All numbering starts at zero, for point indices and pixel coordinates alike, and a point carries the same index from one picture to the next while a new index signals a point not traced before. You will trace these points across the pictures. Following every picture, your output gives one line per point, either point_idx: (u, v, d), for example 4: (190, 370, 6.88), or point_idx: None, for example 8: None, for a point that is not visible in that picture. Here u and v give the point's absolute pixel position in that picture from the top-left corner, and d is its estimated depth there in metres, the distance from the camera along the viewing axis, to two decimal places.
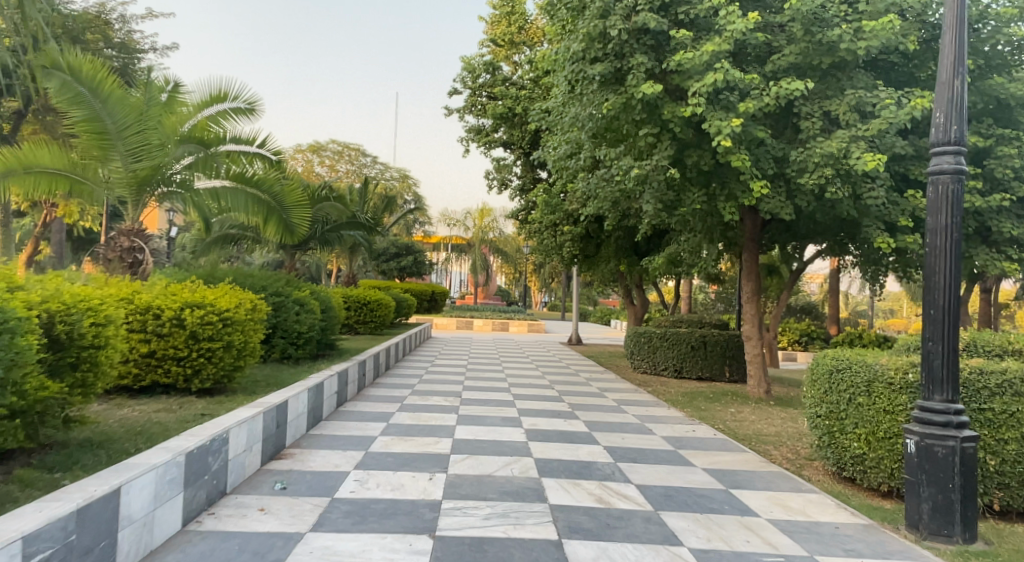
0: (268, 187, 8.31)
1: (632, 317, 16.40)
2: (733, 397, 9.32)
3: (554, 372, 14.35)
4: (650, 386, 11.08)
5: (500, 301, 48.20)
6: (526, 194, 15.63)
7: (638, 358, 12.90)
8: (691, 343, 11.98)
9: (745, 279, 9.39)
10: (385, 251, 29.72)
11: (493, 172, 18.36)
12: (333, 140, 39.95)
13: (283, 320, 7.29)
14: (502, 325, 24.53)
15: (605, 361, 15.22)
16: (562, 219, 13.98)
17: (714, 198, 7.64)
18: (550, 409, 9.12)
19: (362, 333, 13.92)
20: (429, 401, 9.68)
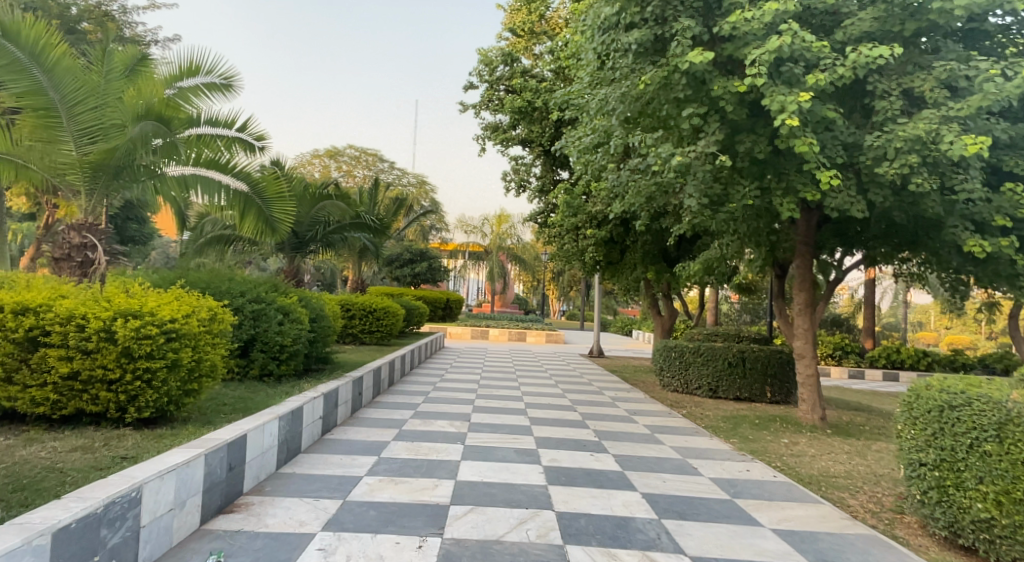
0: (244, 176, 7.78)
1: (660, 330, 15.14)
2: (783, 424, 8.08)
3: (575, 388, 13.13)
4: (683, 407, 9.88)
5: (517, 309, 47.11)
6: (546, 195, 14.58)
7: (667, 375, 11.68)
8: (728, 360, 10.78)
9: (798, 290, 8.21)
10: (399, 257, 28.83)
11: (509, 173, 17.37)
12: (350, 145, 39.35)
13: (262, 331, 6.27)
14: (518, 335, 23.36)
15: (631, 377, 13.98)
16: (584, 222, 12.91)
17: (768, 193, 6.50)
18: (571, 437, 7.92)
19: (368, 343, 12.90)
20: (434, 424, 8.52)
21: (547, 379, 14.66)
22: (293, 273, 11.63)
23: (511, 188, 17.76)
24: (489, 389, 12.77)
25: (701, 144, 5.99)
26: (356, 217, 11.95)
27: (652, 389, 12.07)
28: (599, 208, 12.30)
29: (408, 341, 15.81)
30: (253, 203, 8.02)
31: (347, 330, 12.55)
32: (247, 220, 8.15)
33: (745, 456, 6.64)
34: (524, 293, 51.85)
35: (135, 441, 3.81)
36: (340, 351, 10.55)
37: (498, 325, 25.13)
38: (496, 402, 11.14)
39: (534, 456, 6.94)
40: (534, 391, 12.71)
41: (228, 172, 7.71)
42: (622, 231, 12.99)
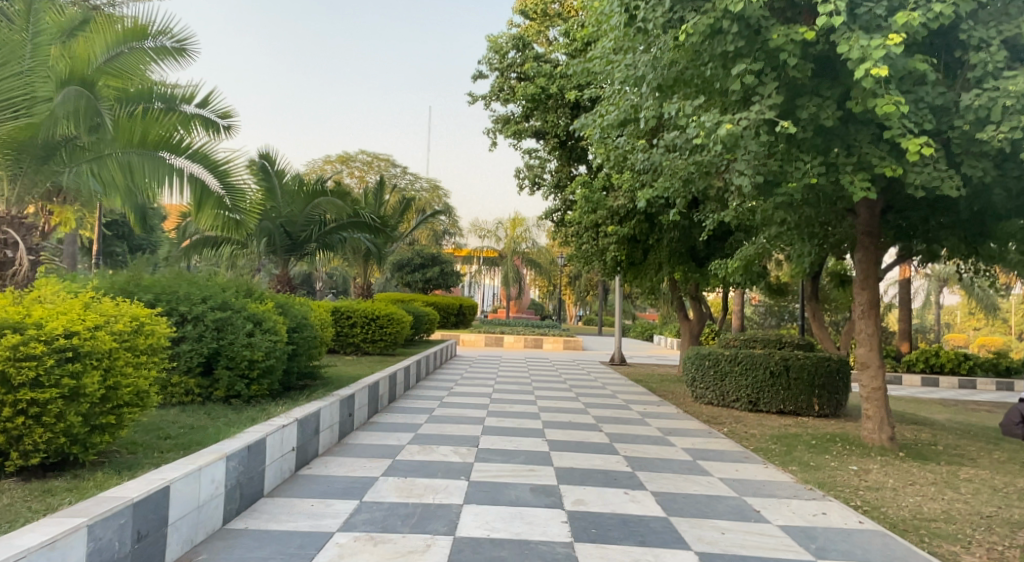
0: (198, 156, 6.94)
1: (688, 336, 13.93)
2: (845, 446, 6.82)
3: (595, 398, 11.88)
4: (721, 423, 8.67)
5: (533, 315, 46.06)
6: (562, 191, 13.54)
7: (700, 386, 10.47)
8: (770, 368, 9.60)
9: (858, 290, 7.00)
10: (410, 262, 27.96)
11: (522, 170, 16.38)
12: (362, 150, 38.78)
13: (227, 344, 5.25)
14: (535, 342, 22.25)
15: (658, 387, 12.72)
16: (605, 217, 11.73)
17: (834, 170, 5.37)
18: (597, 460, 6.72)
19: (371, 353, 11.87)
20: (431, 444, 7.25)
21: (564, 388, 13.41)
22: (287, 278, 10.60)
23: (524, 187, 16.72)
24: (500, 399, 11.56)
25: (753, 110, 4.91)
26: (354, 215, 10.96)
27: (681, 402, 10.85)
28: (621, 202, 11.18)
29: (414, 348, 14.71)
30: (211, 190, 7.09)
31: (349, 338, 11.58)
32: (207, 211, 7.18)
33: (819, 492, 5.24)
34: (541, 298, 50.78)
35: (13, 498, 2.83)
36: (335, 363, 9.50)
37: (513, 330, 23.99)
38: (506, 414, 9.84)
39: (556, 495, 5.32)
40: (550, 400, 11.47)
41: (180, 153, 6.87)
42: (646, 228, 11.78)
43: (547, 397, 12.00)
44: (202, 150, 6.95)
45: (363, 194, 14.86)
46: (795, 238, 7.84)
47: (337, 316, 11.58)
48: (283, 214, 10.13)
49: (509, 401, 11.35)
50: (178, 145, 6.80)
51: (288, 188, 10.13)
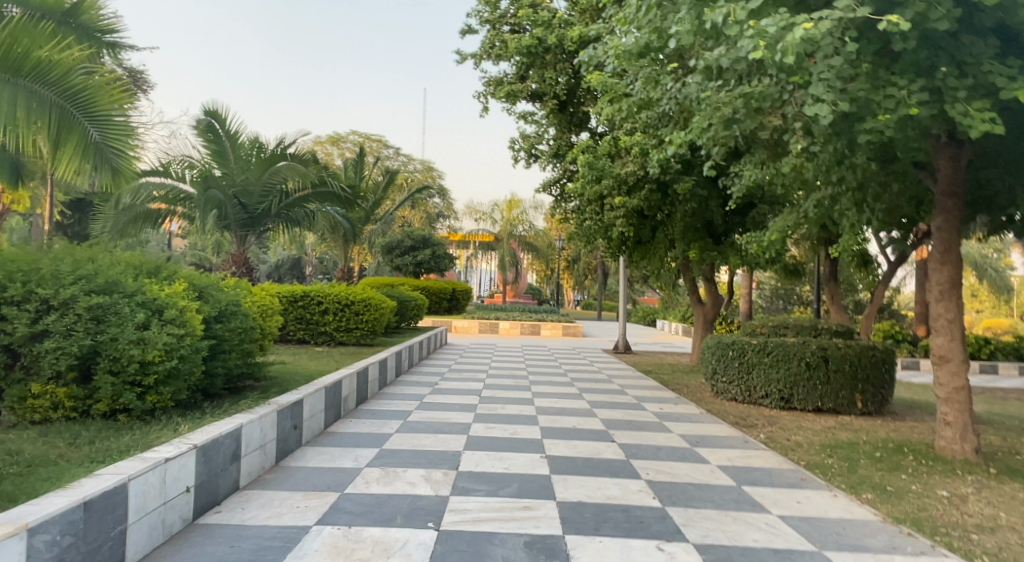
0: (48, 76, 5.50)
1: (702, 322, 12.54)
2: (920, 462, 5.39)
3: (599, 392, 10.47)
4: (752, 426, 7.29)
5: (530, 299, 44.64)
6: (561, 159, 12.08)
7: (721, 380, 9.05)
8: (806, 361, 8.23)
9: (937, 265, 5.49)
10: (399, 245, 26.48)
11: (518, 141, 14.94)
12: (351, 131, 37.13)
13: (109, 338, 3.86)
14: (532, 328, 20.89)
15: (669, 379, 11.34)
16: (611, 188, 10.26)
17: (938, 99, 3.96)
18: (608, 482, 5.26)
19: (347, 344, 10.45)
20: (393, 458, 5.71)
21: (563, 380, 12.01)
22: (244, 258, 9.09)
23: (519, 160, 15.28)
24: (491, 393, 10.13)
25: (836, 7, 3.48)
26: (322, 183, 9.49)
27: (697, 398, 9.49)
28: (630, 169, 9.68)
29: (398, 336, 13.24)
30: (74, 120, 5.65)
31: (321, 328, 10.17)
32: (65, 152, 5.68)
33: (923, 541, 3.75)
34: (538, 283, 49.49)
35: None
36: (296, 358, 8.04)
37: (509, 316, 22.62)
38: (496, 414, 8.38)
39: (560, 560, 3.58)
40: (547, 396, 10.02)
41: (21, 73, 5.37)
42: (659, 201, 10.27)
43: (544, 391, 10.57)
44: (53, 69, 5.51)
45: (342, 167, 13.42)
46: (849, 203, 6.41)
47: (306, 302, 10.13)
48: (237, 182, 8.70)
49: (501, 396, 9.88)
50: (18, 61, 5.32)
51: (242, 152, 8.66)
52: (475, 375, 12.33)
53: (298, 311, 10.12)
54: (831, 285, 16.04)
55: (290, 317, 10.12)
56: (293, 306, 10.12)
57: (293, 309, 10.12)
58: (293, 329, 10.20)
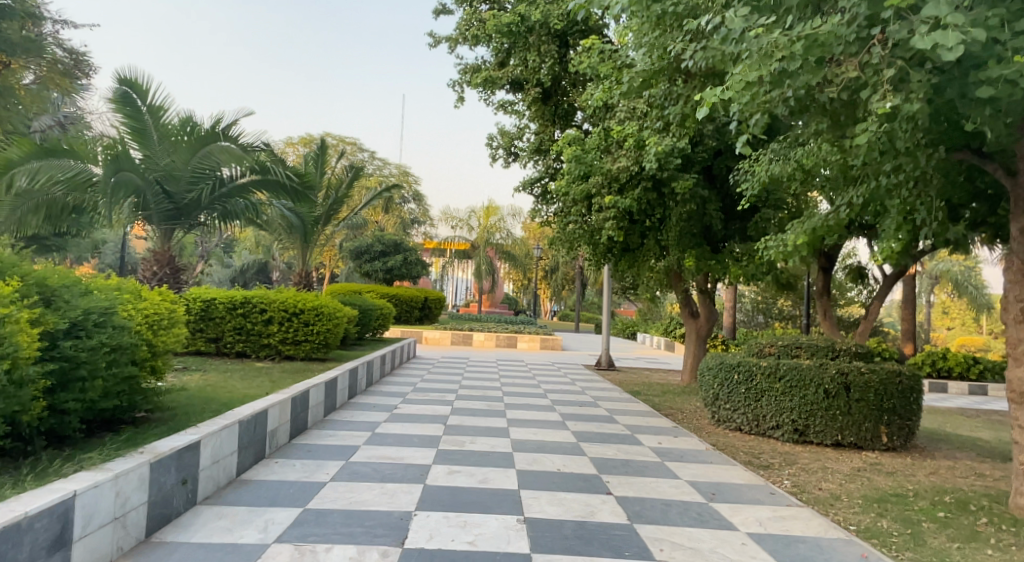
0: None
1: (694, 338, 11.41)
2: (1001, 529, 4.22)
3: (583, 415, 9.20)
4: (769, 467, 6.09)
5: (506, 310, 43.44)
6: (544, 156, 10.89)
7: (724, 407, 7.87)
8: (825, 388, 7.08)
9: (1019, 278, 4.41)
10: (369, 249, 25.02)
11: (497, 138, 13.81)
12: (325, 132, 35.46)
13: None
14: (507, 340, 19.61)
15: (659, 401, 10.16)
16: (602, 187, 9.10)
17: None
18: (606, 556, 3.91)
19: (294, 359, 9.05)
20: (323, 516, 4.34)
21: (542, 399, 10.72)
22: (169, 258, 7.61)
23: (497, 158, 14.09)
24: (459, 415, 8.81)
25: None
26: (264, 169, 8.08)
27: (696, 426, 8.31)
28: (623, 163, 8.47)
29: (357, 348, 11.83)
30: None
31: (264, 340, 8.77)
32: None
33: None
34: (514, 293, 48.32)
35: None
36: (217, 380, 6.58)
37: (483, 327, 21.31)
38: (463, 443, 7.05)
39: None
40: (523, 420, 8.72)
41: None
42: (655, 201, 9.12)
43: (520, 413, 9.27)
44: None
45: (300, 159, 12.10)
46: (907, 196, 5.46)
47: (248, 309, 8.72)
48: (161, 166, 7.35)
49: (470, 419, 8.55)
50: None
51: (167, 131, 7.30)
52: (443, 392, 10.99)
53: (236, 320, 8.70)
54: (824, 299, 15.12)
55: (227, 327, 8.69)
56: (232, 315, 8.70)
57: (231, 318, 8.70)
58: (231, 340, 8.76)
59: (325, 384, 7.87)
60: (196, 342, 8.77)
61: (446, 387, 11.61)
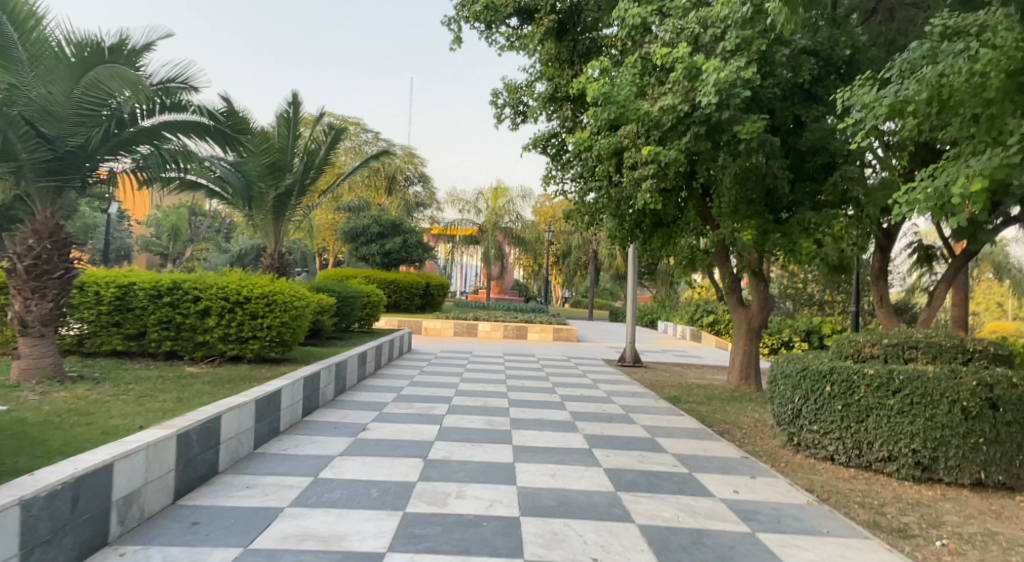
0: None
1: (744, 331, 9.30)
2: None
3: (612, 430, 7.10)
4: (909, 536, 3.98)
5: (517, 296, 41.43)
6: (559, 106, 8.80)
7: (809, 429, 5.76)
8: (963, 407, 4.93)
9: None
10: (365, 231, 22.93)
11: (503, 93, 11.70)
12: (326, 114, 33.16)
13: None
14: (516, 330, 17.57)
15: (707, 412, 8.00)
16: (636, 137, 7.00)
17: None
18: None
19: (241, 361, 7.06)
20: None
21: (557, 406, 8.66)
22: (54, 227, 5.91)
23: (503, 119, 11.96)
24: (452, 429, 6.74)
25: None
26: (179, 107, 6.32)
27: (766, 451, 6.23)
28: (665, 101, 6.35)
29: (334, 344, 9.79)
30: None
31: (199, 337, 6.79)
32: None
33: None
34: (525, 279, 46.23)
35: None
36: (95, 403, 4.59)
37: (489, 315, 19.27)
38: (447, 495, 4.47)
39: None
40: (534, 439, 6.63)
41: None
42: (704, 154, 6.98)
43: (531, 426, 7.19)
44: None
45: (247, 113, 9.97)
46: None
47: (178, 298, 6.75)
48: (33, 99, 5.59)
49: (466, 436, 6.48)
50: None
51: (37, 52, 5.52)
52: (436, 394, 8.94)
53: (162, 311, 6.73)
54: (880, 282, 13.10)
55: (150, 320, 6.73)
56: (157, 304, 6.74)
57: (156, 308, 6.75)
58: (156, 338, 6.80)
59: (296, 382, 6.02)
60: (111, 340, 6.83)
61: (441, 387, 9.54)
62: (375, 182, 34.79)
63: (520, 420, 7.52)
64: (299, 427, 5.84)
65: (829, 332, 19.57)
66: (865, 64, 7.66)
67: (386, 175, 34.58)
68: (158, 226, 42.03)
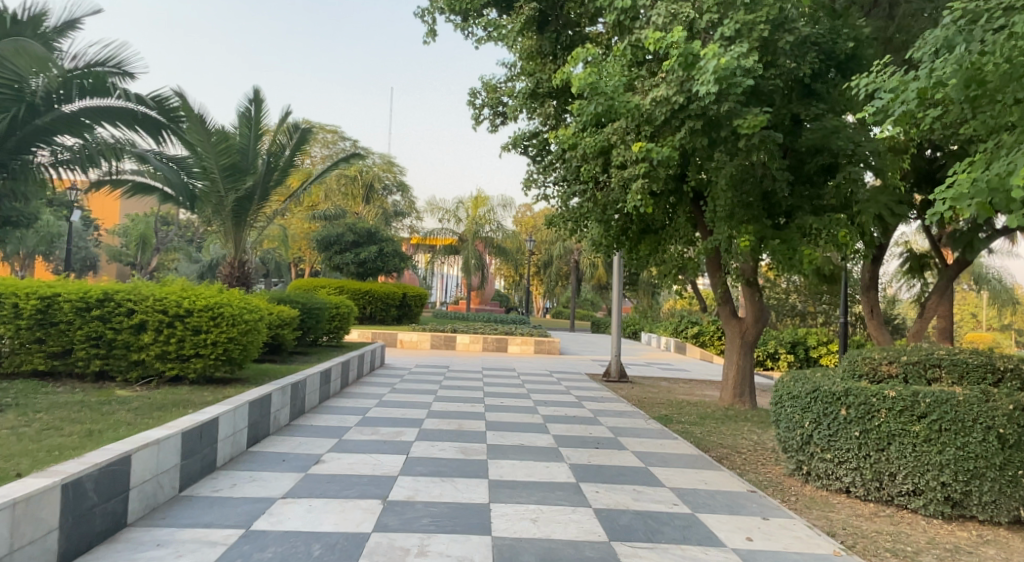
0: None
1: (737, 344, 8.70)
2: None
3: (599, 456, 6.39)
4: None
5: (497, 307, 40.72)
6: (541, 103, 8.19)
7: (822, 458, 5.13)
8: (998, 435, 4.35)
9: None
10: (339, 239, 22.06)
11: (482, 92, 11.06)
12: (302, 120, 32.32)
13: None
14: (495, 343, 16.84)
15: (701, 434, 7.33)
16: (625, 133, 6.41)
17: None
18: None
19: (183, 383, 6.26)
20: None
21: (538, 425, 7.97)
22: None
23: (481, 121, 11.33)
24: (420, 458, 5.98)
25: None
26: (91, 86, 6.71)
27: (771, 481, 5.61)
28: (659, 92, 5.75)
29: (296, 361, 8.99)
30: None
31: (134, 356, 5.99)
32: None
33: None
34: (505, 289, 45.52)
35: None
36: None
37: (467, 327, 18.52)
38: (406, 551, 3.69)
39: None
40: (512, 469, 5.89)
41: None
42: (700, 152, 6.38)
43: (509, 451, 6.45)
44: None
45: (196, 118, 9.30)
46: None
47: (110, 311, 5.95)
48: None
49: (435, 467, 5.73)
50: None
51: None
52: (406, 413, 8.15)
53: (91, 326, 5.92)
54: (871, 294, 12.71)
55: (77, 337, 5.91)
56: (86, 318, 5.93)
57: (84, 323, 5.93)
58: (84, 356, 5.98)
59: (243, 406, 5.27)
60: (32, 359, 5.98)
61: (412, 405, 8.76)
62: (352, 190, 33.94)
63: (497, 446, 6.78)
64: (242, 460, 5.06)
65: (815, 343, 19.16)
66: (867, 60, 7.17)
67: (364, 183, 33.77)
68: (125, 234, 40.56)
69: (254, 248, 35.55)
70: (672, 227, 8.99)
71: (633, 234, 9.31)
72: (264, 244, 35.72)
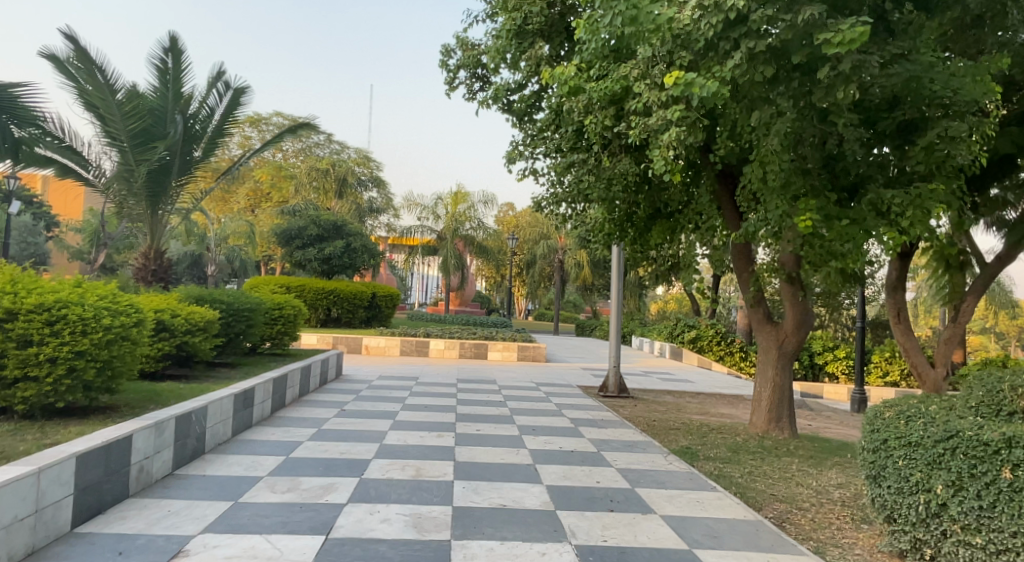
0: None
1: (774, 356, 6.97)
2: None
3: (620, 509, 4.31)
4: None
5: (478, 309, 38.86)
6: (529, 45, 6.38)
7: (962, 541, 3.34)
8: None
9: None
10: (301, 233, 20.00)
11: (458, 50, 9.21)
12: (273, 111, 30.56)
13: None
14: (473, 349, 14.95)
15: (742, 480, 5.37)
16: (651, 66, 4.63)
17: None
18: None
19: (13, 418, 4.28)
20: None
21: (520, 451, 6.01)
22: None
23: (456, 85, 9.44)
24: (342, 537, 3.50)
25: None
26: None
27: None
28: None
29: (213, 376, 6.95)
30: None
31: None
32: None
33: None
34: (486, 291, 43.68)
35: None
36: None
37: (442, 331, 16.59)
38: None
39: None
40: (497, 526, 3.85)
41: None
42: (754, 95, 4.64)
43: (489, 496, 4.42)
44: None
45: (94, 69, 7.53)
46: None
47: None
48: None
49: (361, 557, 3.25)
50: None
51: None
52: (350, 436, 6.09)
53: None
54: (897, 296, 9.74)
55: None
56: None
57: None
58: None
59: (74, 458, 3.33)
60: None
61: (362, 425, 6.71)
62: (324, 184, 31.17)
63: (472, 482, 4.74)
64: (47, 553, 3.09)
65: (821, 349, 17.62)
66: None
67: (337, 177, 31.31)
68: (80, 230, 37.95)
69: (218, 245, 33.32)
70: (692, 207, 7.18)
71: (640, 218, 7.53)
72: (229, 241, 33.51)
